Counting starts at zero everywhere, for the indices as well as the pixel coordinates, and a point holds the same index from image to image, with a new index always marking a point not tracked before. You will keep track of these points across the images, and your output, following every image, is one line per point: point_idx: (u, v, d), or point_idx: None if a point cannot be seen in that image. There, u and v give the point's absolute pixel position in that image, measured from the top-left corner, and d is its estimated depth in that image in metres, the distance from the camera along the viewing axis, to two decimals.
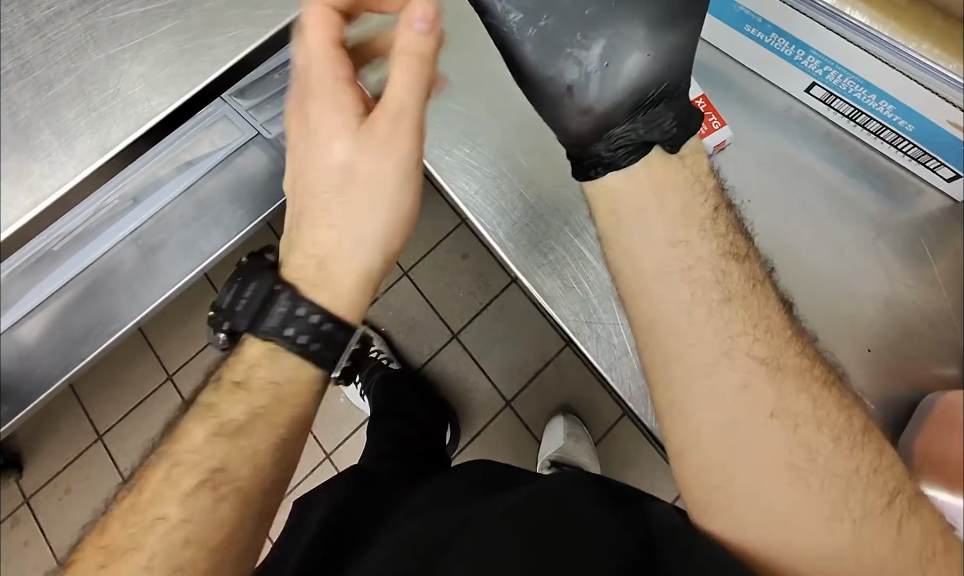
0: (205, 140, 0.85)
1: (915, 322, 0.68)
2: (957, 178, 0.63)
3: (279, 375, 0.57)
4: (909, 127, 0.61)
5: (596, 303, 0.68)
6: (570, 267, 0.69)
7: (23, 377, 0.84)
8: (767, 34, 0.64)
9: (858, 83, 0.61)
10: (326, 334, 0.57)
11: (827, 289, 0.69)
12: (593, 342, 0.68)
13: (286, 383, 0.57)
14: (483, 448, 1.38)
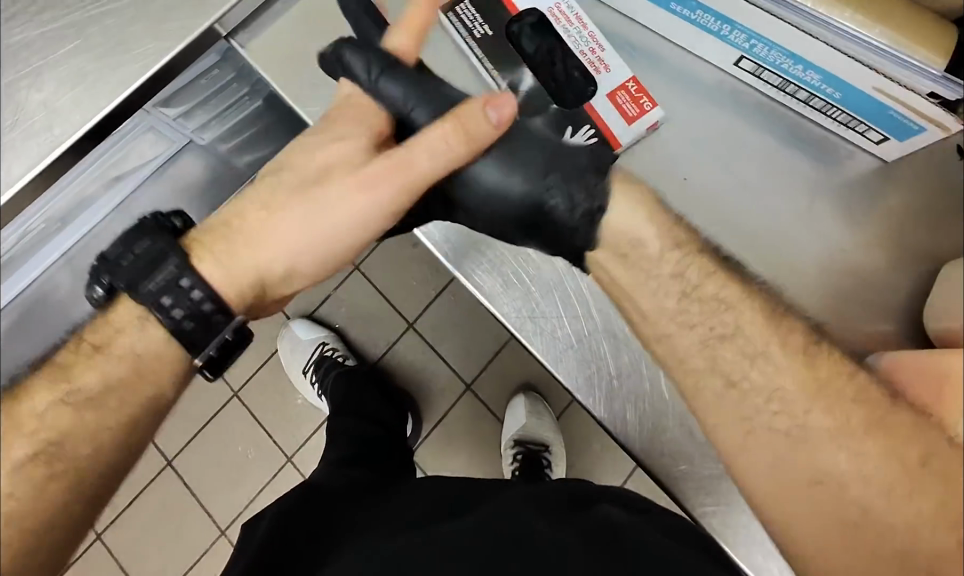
0: (134, 151, 0.85)
1: (856, 286, 0.68)
2: (886, 140, 0.64)
3: (137, 346, 0.61)
4: (837, 94, 0.62)
5: (537, 297, 0.69)
6: (514, 262, 0.69)
7: None
8: (692, 11, 0.63)
9: (785, 55, 0.61)
10: (203, 315, 0.60)
11: (769, 261, 0.70)
12: (539, 337, 0.68)
13: (145, 355, 0.61)
14: (447, 436, 1.38)
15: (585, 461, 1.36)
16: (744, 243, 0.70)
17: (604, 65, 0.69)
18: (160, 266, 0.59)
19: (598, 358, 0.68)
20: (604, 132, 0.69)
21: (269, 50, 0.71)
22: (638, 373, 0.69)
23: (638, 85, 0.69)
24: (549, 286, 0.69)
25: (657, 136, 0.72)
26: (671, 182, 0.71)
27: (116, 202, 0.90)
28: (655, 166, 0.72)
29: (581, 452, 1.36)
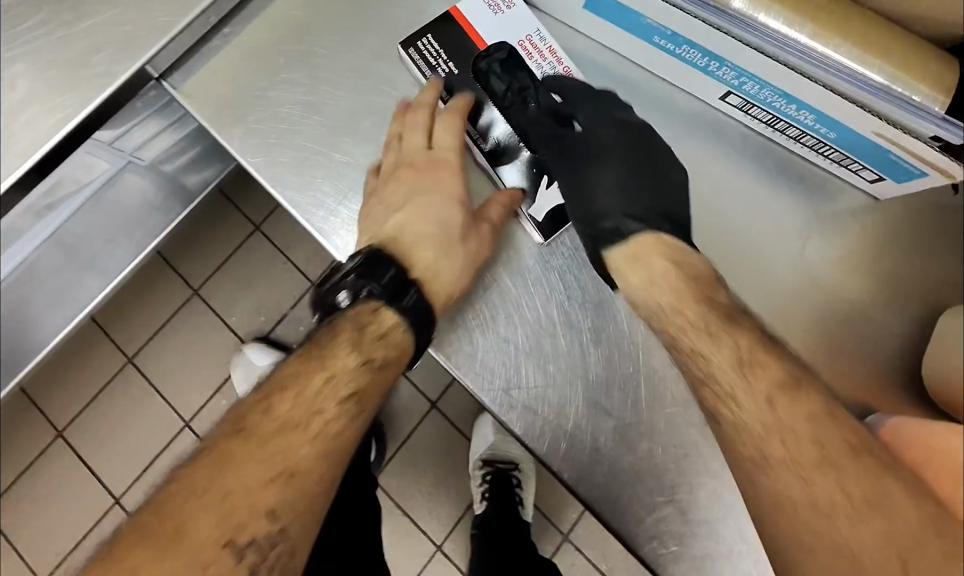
0: (67, 178, 0.86)
1: (852, 338, 0.64)
2: (880, 181, 0.59)
3: (373, 342, 0.58)
4: (831, 134, 0.57)
5: (522, 360, 0.62)
6: (509, 320, 0.62)
7: None
8: (677, 46, 0.58)
9: (776, 94, 0.56)
10: (390, 294, 0.59)
11: (764, 295, 0.65)
12: (513, 411, 0.61)
13: (374, 356, 0.58)
14: (411, 463, 1.20)
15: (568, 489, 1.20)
16: (736, 273, 0.65)
17: None
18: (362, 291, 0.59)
19: (593, 436, 0.61)
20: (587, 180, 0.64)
21: (206, 91, 0.63)
22: (626, 448, 0.62)
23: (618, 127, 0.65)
24: (530, 352, 0.62)
25: None
26: None
27: (51, 231, 0.90)
28: None
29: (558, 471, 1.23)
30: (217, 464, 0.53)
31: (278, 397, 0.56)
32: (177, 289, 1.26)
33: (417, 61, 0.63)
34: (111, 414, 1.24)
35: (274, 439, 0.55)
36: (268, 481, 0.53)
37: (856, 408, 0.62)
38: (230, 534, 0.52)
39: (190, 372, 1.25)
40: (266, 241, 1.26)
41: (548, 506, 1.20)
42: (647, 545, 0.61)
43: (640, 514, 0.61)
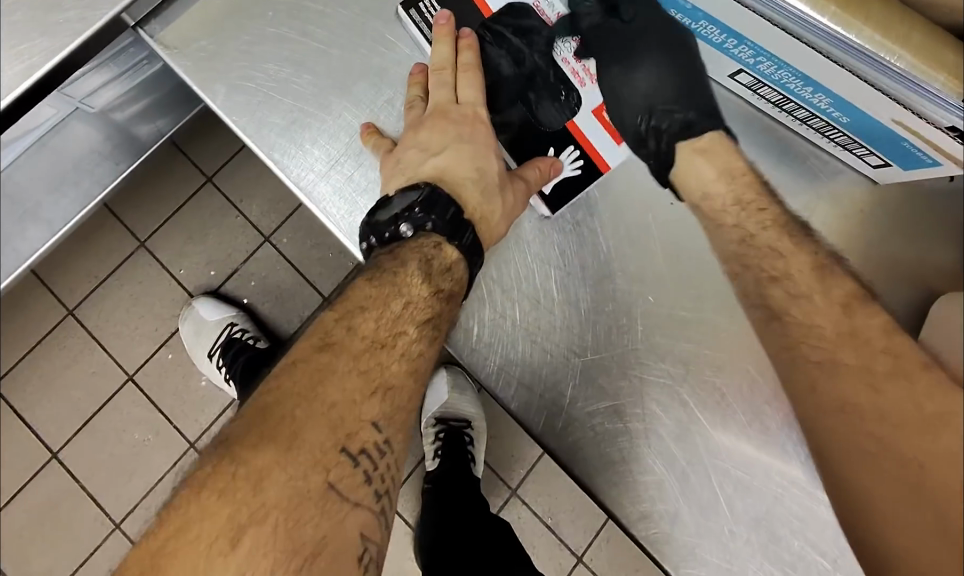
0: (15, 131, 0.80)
1: None
2: (886, 166, 0.59)
3: (437, 273, 0.59)
4: (845, 119, 0.55)
5: (521, 335, 0.63)
6: (508, 295, 0.63)
7: None
8: (695, 20, 0.55)
9: (794, 76, 0.54)
10: (450, 229, 0.59)
11: None
12: (508, 388, 0.62)
13: (443, 288, 0.60)
14: None
15: (516, 444, 1.19)
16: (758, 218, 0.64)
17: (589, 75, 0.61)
18: (429, 225, 0.59)
19: (591, 416, 0.62)
20: (588, 152, 0.62)
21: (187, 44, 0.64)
22: (615, 433, 0.62)
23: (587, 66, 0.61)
24: (524, 330, 0.63)
25: None
26: None
27: None
28: None
29: (509, 430, 1.18)
30: (318, 374, 0.58)
31: (360, 316, 0.59)
32: (122, 239, 1.20)
33: (418, 24, 0.64)
34: (50, 366, 1.19)
35: (354, 371, 0.58)
36: (370, 395, 0.58)
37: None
38: (331, 455, 0.57)
39: (133, 323, 1.19)
40: (217, 193, 1.20)
41: (498, 462, 1.18)
42: (637, 525, 0.62)
43: (631, 496, 0.62)
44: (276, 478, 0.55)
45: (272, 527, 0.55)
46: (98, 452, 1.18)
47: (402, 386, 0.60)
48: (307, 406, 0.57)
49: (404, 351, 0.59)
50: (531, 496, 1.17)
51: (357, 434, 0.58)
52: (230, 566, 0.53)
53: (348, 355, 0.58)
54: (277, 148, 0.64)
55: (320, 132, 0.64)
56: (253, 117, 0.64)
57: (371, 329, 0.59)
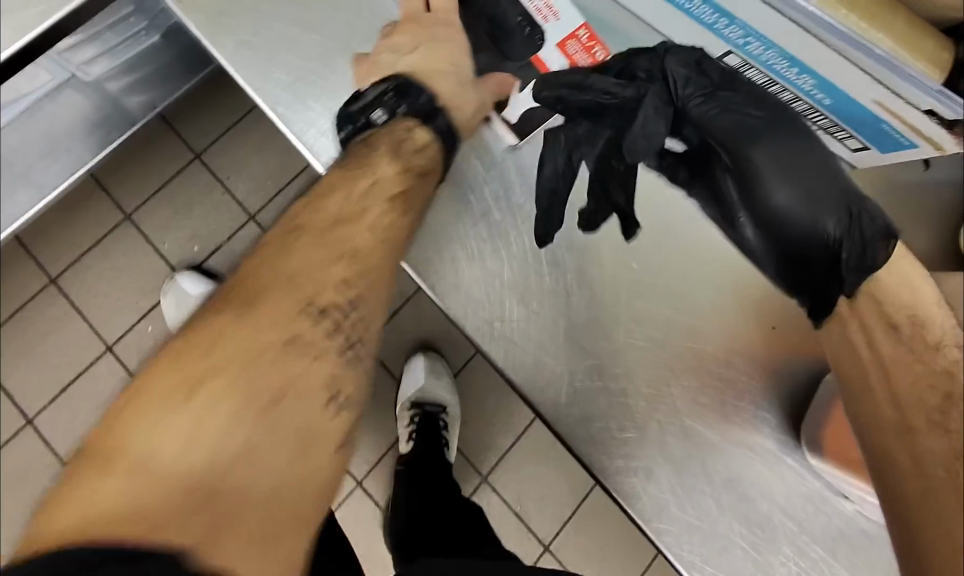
0: None
1: None
2: (865, 149, 0.61)
3: (407, 152, 0.63)
4: (827, 101, 0.57)
5: (509, 297, 0.65)
6: (497, 258, 0.65)
7: None
8: (687, 0, 0.54)
9: (781, 57, 0.55)
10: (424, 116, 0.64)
11: None
12: (491, 340, 0.65)
13: (412, 166, 0.63)
14: None
15: (489, 433, 1.20)
16: None
17: (552, 11, 0.59)
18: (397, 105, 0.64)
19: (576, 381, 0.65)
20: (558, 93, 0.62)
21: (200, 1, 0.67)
22: (596, 389, 0.64)
23: (590, 32, 0.60)
24: (514, 294, 0.65)
25: None
26: None
27: None
28: None
29: (482, 416, 1.21)
30: (282, 248, 0.60)
31: (330, 198, 0.61)
32: (108, 211, 1.20)
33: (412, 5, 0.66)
34: (31, 333, 1.19)
35: (324, 239, 0.60)
36: (334, 259, 0.59)
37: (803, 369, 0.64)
38: (307, 305, 0.58)
39: (114, 294, 1.19)
40: (204, 171, 1.21)
41: (470, 449, 1.20)
42: (616, 484, 0.64)
43: (608, 452, 0.64)
44: (233, 336, 0.56)
45: (232, 377, 0.54)
46: (74, 420, 1.18)
47: (363, 252, 0.60)
48: (273, 276, 0.58)
49: (367, 221, 0.61)
50: (502, 484, 1.19)
51: (326, 284, 0.59)
52: (189, 412, 0.53)
53: (319, 217, 0.60)
54: (280, 100, 0.67)
55: (326, 96, 0.66)
56: (263, 76, 0.66)
57: (335, 202, 0.61)
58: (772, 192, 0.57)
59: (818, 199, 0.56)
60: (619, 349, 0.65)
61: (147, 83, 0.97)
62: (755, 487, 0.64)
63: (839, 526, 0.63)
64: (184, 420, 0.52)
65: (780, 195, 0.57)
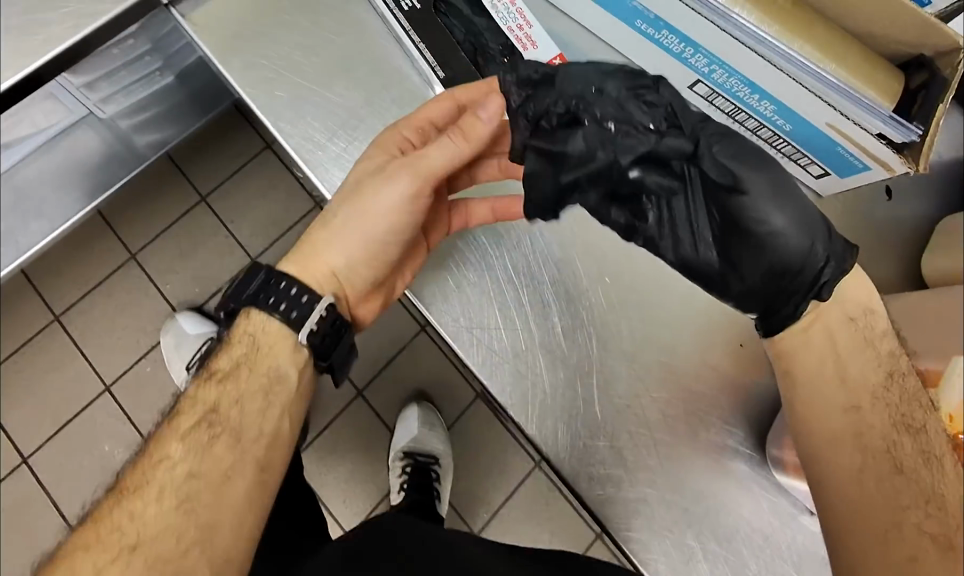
0: (29, 116, 0.88)
1: None
2: (826, 175, 0.66)
3: (268, 338, 0.58)
4: (787, 126, 0.62)
5: (490, 305, 0.67)
6: (477, 272, 0.67)
7: None
8: (657, 30, 0.62)
9: (742, 83, 0.61)
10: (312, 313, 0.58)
11: None
12: (474, 347, 0.66)
13: (269, 343, 0.58)
14: (335, 445, 1.21)
15: (481, 486, 1.21)
16: None
17: (531, 42, 0.64)
18: (255, 276, 0.59)
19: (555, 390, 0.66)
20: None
21: (216, 18, 0.67)
22: (574, 396, 0.66)
23: (564, 62, 0.65)
24: (495, 305, 0.67)
25: None
26: None
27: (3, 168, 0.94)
28: None
29: (473, 465, 1.22)
30: (190, 411, 0.55)
31: (219, 365, 0.57)
32: (116, 249, 1.24)
33: (419, 45, 0.65)
34: (31, 370, 1.20)
35: (207, 401, 0.55)
36: (249, 383, 0.57)
37: (766, 388, 0.68)
38: (222, 445, 0.54)
39: (116, 335, 1.22)
40: (210, 214, 1.25)
41: (463, 503, 1.20)
42: (594, 494, 0.66)
43: (583, 461, 0.66)
44: (168, 468, 0.52)
45: (175, 504, 0.50)
46: (69, 458, 1.18)
47: (267, 404, 0.57)
48: (203, 416, 0.54)
49: (254, 378, 0.57)
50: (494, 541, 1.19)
51: (218, 434, 0.54)
52: (140, 550, 0.49)
53: (189, 413, 0.55)
54: (283, 120, 0.66)
55: (327, 116, 0.66)
56: (267, 93, 0.66)
57: (224, 365, 0.57)
58: (768, 214, 0.48)
59: (810, 219, 0.49)
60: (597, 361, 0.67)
61: (159, 121, 0.99)
62: (729, 507, 0.66)
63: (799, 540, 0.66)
64: (133, 538, 0.49)
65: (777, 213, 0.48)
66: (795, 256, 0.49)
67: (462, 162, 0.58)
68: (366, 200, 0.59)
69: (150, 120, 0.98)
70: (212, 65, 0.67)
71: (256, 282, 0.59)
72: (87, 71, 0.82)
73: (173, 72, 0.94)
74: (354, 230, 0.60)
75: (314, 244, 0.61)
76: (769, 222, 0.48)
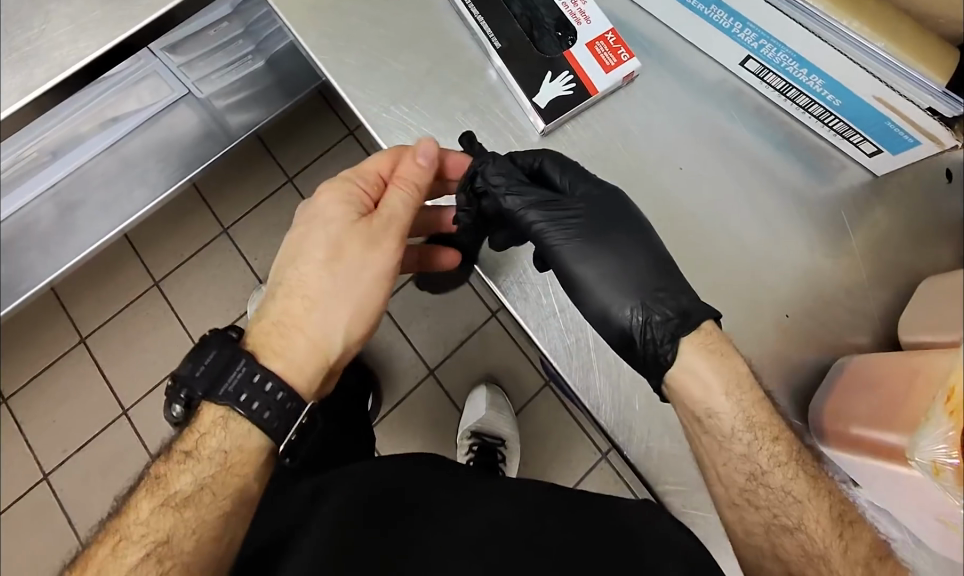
0: (133, 96, 0.93)
1: (843, 318, 0.68)
2: (879, 152, 0.66)
3: (225, 443, 0.60)
4: (837, 102, 0.64)
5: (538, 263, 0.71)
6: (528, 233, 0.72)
7: (8, 289, 0.97)
8: (706, 6, 0.66)
9: (791, 57, 0.64)
10: (284, 411, 0.60)
11: (755, 247, 0.70)
12: (522, 301, 0.70)
13: (232, 451, 0.60)
14: (406, 419, 1.25)
15: (545, 470, 1.24)
16: (751, 202, 0.71)
17: (584, 17, 0.70)
18: (234, 366, 0.60)
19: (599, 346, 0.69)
20: (581, 79, 0.69)
21: None
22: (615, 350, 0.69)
23: (616, 36, 0.70)
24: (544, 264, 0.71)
25: (634, 86, 0.73)
26: (666, 165, 0.71)
27: (110, 143, 0.96)
28: (641, 122, 0.72)
29: (538, 449, 1.24)
30: (145, 516, 0.59)
31: (180, 471, 0.60)
32: (208, 223, 1.31)
33: (479, 20, 0.70)
34: (131, 331, 1.28)
35: (158, 517, 0.59)
36: (202, 491, 0.60)
37: (813, 364, 0.68)
38: (171, 552, 0.58)
39: (209, 301, 1.29)
40: (296, 193, 1.31)
41: None
42: (634, 447, 0.68)
43: (625, 415, 0.68)
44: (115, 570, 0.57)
45: None
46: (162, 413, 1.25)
47: (224, 514, 0.60)
48: (145, 527, 0.59)
49: (207, 502, 0.59)
50: None
51: (170, 548, 0.58)
52: None
53: (151, 493, 0.60)
54: (355, 86, 0.72)
55: (390, 85, 0.72)
56: (337, 61, 0.72)
57: (181, 477, 0.60)
58: (600, 265, 0.64)
59: (647, 279, 0.63)
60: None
61: (250, 103, 1.02)
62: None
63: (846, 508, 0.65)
64: None
65: (603, 267, 0.64)
66: (610, 306, 0.63)
67: (419, 203, 0.65)
68: (351, 273, 0.63)
69: (242, 102, 1.02)
70: (293, 39, 0.73)
71: (213, 372, 0.60)
72: (186, 50, 0.91)
73: (264, 59, 1.00)
74: (333, 307, 0.63)
75: (294, 323, 0.62)
76: (596, 275, 0.64)
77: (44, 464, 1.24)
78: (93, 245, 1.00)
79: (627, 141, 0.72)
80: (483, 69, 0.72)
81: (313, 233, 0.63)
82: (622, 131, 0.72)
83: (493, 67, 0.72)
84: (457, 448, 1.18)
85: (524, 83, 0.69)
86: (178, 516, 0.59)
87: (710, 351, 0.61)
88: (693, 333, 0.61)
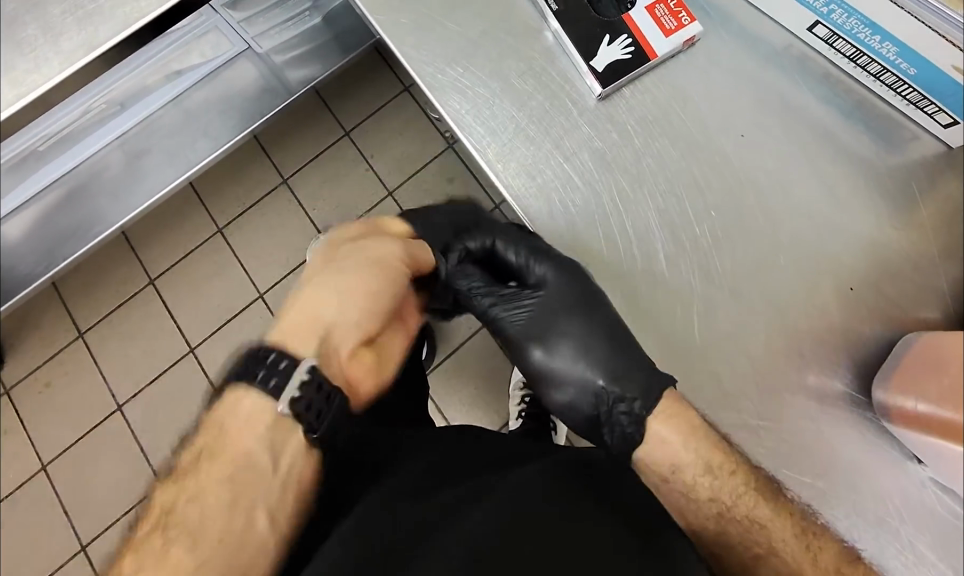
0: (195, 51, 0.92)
1: (906, 292, 0.66)
2: (955, 124, 0.63)
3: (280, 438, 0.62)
4: (911, 70, 0.61)
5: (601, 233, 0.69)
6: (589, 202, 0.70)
7: (80, 240, 0.94)
8: None
9: (863, 23, 0.61)
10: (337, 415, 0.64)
11: (818, 219, 0.68)
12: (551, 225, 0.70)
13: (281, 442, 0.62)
14: (459, 369, 1.27)
15: None
16: (814, 172, 0.68)
17: None
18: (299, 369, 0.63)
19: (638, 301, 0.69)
20: (639, 42, 0.68)
21: None
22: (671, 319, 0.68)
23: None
24: (600, 226, 0.69)
25: (694, 52, 0.70)
26: (726, 133, 0.69)
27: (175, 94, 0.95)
28: (700, 85, 0.70)
29: None
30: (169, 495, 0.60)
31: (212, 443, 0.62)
32: (269, 172, 1.32)
33: None
34: (196, 275, 1.31)
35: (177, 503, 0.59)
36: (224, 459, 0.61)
37: (875, 339, 0.66)
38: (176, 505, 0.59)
39: (269, 245, 1.30)
40: (353, 146, 1.32)
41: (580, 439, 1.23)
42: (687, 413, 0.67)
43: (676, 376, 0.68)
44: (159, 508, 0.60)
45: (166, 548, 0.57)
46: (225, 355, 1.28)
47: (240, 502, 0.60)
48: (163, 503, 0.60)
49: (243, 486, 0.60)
50: None
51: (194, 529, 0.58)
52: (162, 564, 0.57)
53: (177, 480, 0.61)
54: (411, 46, 0.71)
55: (443, 45, 0.71)
56: (391, 21, 0.72)
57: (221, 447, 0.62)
58: (561, 341, 0.70)
59: (608, 365, 0.68)
60: (641, 273, 0.68)
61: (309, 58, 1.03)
62: (832, 443, 0.66)
63: (900, 482, 0.65)
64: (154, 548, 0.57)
65: (568, 354, 0.69)
66: (573, 399, 0.69)
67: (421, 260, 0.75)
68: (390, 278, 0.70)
69: (302, 57, 1.02)
70: None
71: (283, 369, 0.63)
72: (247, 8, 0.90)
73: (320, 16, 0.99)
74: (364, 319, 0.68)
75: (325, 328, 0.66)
76: (559, 361, 0.69)
77: (119, 397, 1.29)
78: (158, 192, 0.97)
79: (686, 106, 0.70)
80: (539, 31, 0.71)
81: (329, 292, 0.67)
82: (682, 95, 0.70)
83: (549, 30, 0.71)
84: (510, 399, 1.19)
85: (579, 45, 0.69)
86: (205, 466, 0.61)
87: (671, 419, 0.64)
88: (659, 408, 0.65)
